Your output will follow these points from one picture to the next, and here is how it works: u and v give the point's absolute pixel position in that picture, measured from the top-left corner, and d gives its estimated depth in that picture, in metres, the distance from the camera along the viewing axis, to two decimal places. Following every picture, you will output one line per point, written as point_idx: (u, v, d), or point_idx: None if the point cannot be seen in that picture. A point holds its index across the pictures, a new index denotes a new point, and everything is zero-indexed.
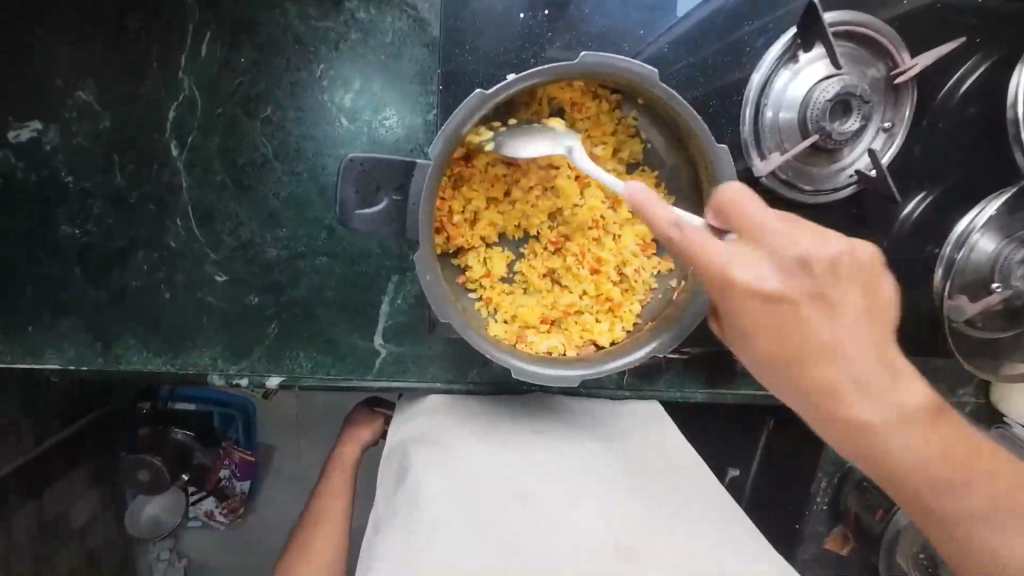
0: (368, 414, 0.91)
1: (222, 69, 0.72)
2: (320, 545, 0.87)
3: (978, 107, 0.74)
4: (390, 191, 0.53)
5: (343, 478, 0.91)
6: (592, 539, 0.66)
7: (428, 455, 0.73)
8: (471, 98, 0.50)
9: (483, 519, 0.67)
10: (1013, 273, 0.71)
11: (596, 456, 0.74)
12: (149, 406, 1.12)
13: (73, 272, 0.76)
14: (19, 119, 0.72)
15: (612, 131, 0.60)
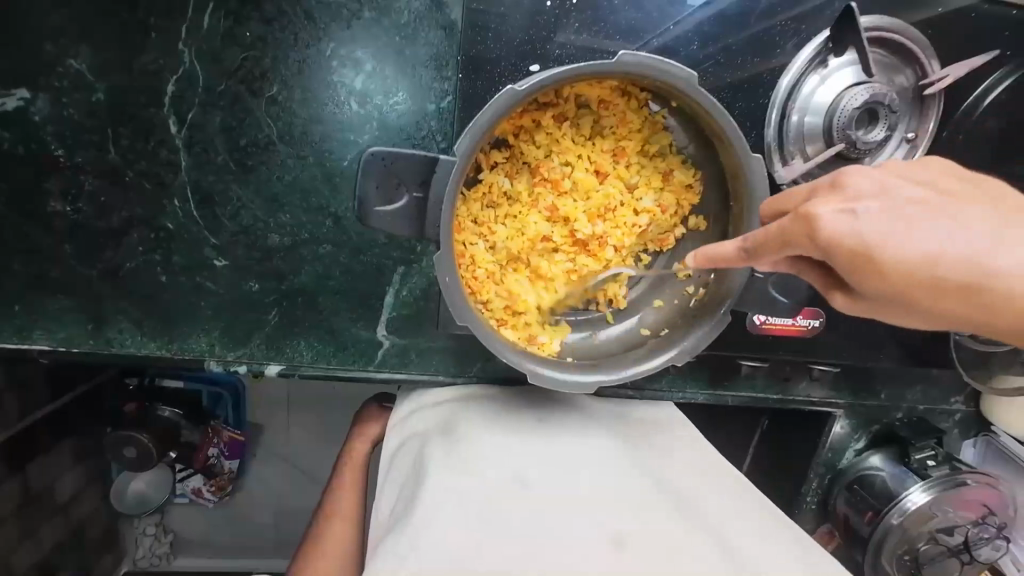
0: (377, 410, 0.91)
1: (226, 41, 0.68)
2: (331, 544, 0.86)
3: (998, 120, 0.73)
4: (412, 188, 0.50)
5: (354, 478, 0.89)
6: (595, 534, 0.63)
7: (431, 446, 0.72)
8: (500, 92, 0.48)
9: (492, 508, 0.65)
10: None
11: (598, 451, 0.73)
12: (135, 382, 1.10)
13: (62, 251, 0.73)
14: (4, 87, 0.67)
15: (638, 130, 0.57)
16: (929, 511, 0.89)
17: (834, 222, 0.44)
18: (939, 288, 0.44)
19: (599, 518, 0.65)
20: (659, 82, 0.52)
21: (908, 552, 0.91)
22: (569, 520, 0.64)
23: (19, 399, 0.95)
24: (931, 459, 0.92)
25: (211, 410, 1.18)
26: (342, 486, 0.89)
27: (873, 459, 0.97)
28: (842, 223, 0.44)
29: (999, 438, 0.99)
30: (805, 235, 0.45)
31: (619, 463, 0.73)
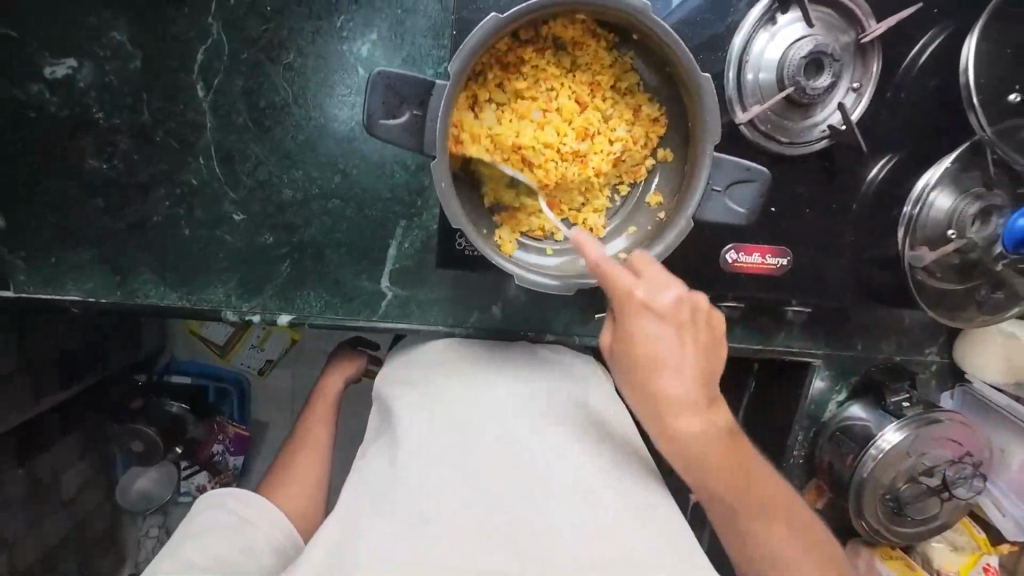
0: (350, 353, 1.05)
1: (249, 15, 0.77)
2: (300, 471, 0.91)
3: (937, 78, 0.82)
4: (413, 106, 0.58)
5: (325, 411, 1.00)
6: (576, 501, 0.67)
7: (417, 408, 0.75)
8: (486, 22, 0.56)
9: (462, 466, 0.68)
10: (967, 226, 0.80)
11: (573, 414, 0.77)
12: (145, 377, 1.27)
13: (96, 205, 0.81)
14: (55, 57, 0.76)
15: (610, 67, 0.65)
16: (906, 450, 0.94)
17: (657, 330, 0.63)
18: (676, 460, 0.66)
19: (582, 483, 0.68)
20: (623, 18, 0.60)
21: (890, 493, 0.96)
22: (545, 488, 0.67)
23: (30, 383, 1.02)
24: (906, 401, 0.96)
25: (216, 405, 1.32)
26: (313, 419, 0.98)
27: (853, 409, 0.99)
28: (675, 385, 0.64)
29: (974, 389, 1.02)
30: (647, 357, 0.64)
31: (601, 427, 0.77)
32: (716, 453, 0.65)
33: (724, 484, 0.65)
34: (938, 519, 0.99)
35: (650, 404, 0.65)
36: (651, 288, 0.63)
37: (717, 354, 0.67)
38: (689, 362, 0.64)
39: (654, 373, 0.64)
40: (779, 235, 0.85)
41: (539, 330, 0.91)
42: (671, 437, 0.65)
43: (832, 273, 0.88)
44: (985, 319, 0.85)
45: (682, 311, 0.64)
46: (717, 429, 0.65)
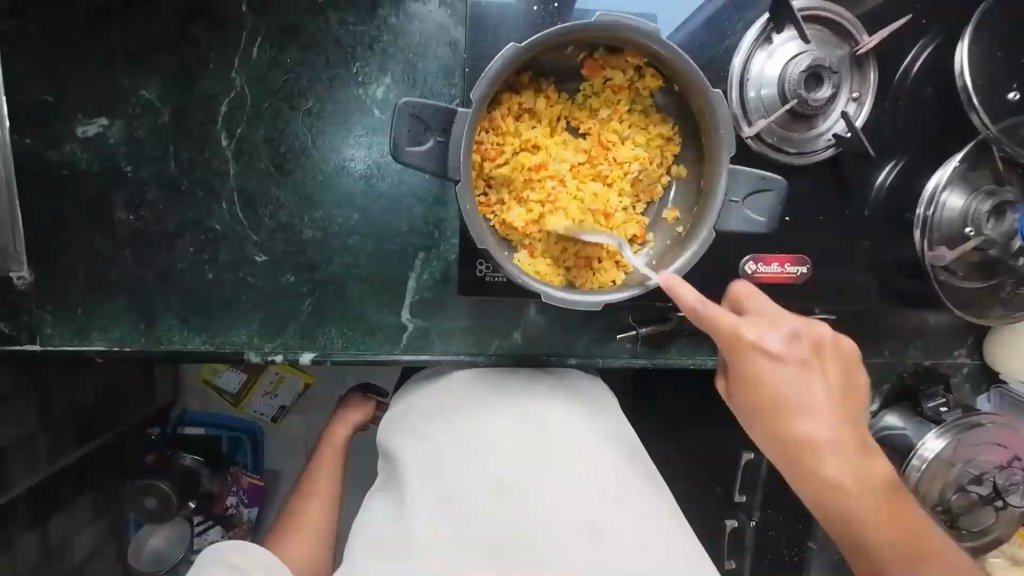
0: (361, 397, 1.03)
1: (270, 67, 0.81)
2: (310, 518, 0.91)
3: (933, 85, 0.85)
4: (435, 133, 0.60)
5: (335, 458, 0.98)
6: (581, 529, 0.69)
7: (417, 448, 0.77)
8: (504, 52, 0.59)
9: (467, 500, 0.71)
10: (984, 223, 0.80)
11: (575, 439, 0.78)
12: (158, 431, 1.24)
13: (123, 255, 0.82)
14: (87, 117, 0.80)
15: (628, 87, 0.67)
16: (950, 458, 0.90)
17: (773, 370, 0.65)
18: (801, 458, 0.66)
19: (586, 511, 0.71)
20: (635, 41, 0.63)
21: (941, 505, 0.91)
22: (549, 518, 0.70)
23: (48, 440, 1.02)
24: (944, 406, 0.94)
25: (230, 455, 1.30)
26: (320, 466, 0.97)
27: (889, 418, 0.96)
28: (833, 458, 0.66)
29: (1013, 389, 1.00)
30: (766, 399, 0.66)
31: (601, 444, 0.78)
32: (866, 496, 0.67)
33: (849, 459, 0.66)
34: (994, 531, 0.94)
35: (760, 415, 0.67)
36: (759, 333, 0.66)
37: (854, 382, 0.68)
38: (834, 407, 0.66)
39: (790, 421, 0.66)
40: (796, 243, 0.85)
41: (561, 354, 0.90)
42: (794, 447, 0.66)
43: (851, 279, 0.88)
44: (1007, 317, 0.85)
45: (802, 347, 0.66)
46: (871, 474, 0.67)
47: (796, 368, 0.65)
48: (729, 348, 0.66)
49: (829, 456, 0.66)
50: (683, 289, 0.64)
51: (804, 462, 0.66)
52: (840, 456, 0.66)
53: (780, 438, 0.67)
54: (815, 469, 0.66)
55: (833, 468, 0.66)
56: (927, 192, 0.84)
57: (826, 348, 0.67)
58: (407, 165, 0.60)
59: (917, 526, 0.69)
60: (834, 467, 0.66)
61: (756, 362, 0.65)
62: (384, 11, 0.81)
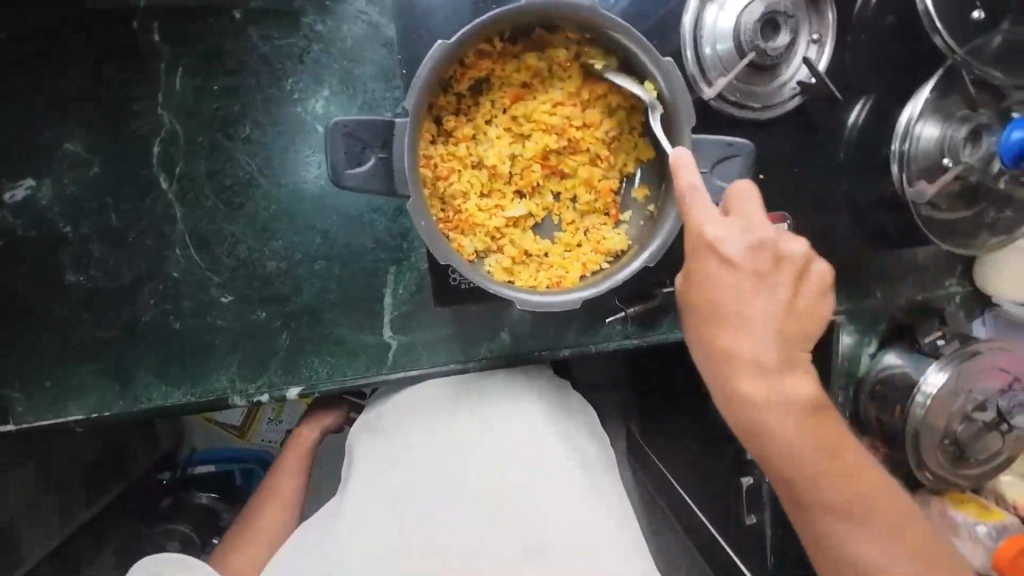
0: (333, 400, 1.02)
1: (198, 97, 0.75)
2: (267, 519, 0.91)
3: (894, 14, 0.81)
4: (377, 150, 0.56)
5: (300, 461, 0.98)
6: (537, 539, 0.77)
7: (381, 458, 0.83)
8: (434, 51, 0.55)
9: (419, 510, 0.78)
10: (961, 151, 0.77)
11: (536, 452, 0.82)
12: (169, 475, 1.26)
13: (83, 318, 0.79)
14: (13, 181, 0.74)
15: (575, 65, 0.64)
16: (952, 389, 0.89)
17: (727, 276, 0.61)
18: (725, 347, 0.63)
19: (544, 522, 0.78)
20: (573, 18, 0.59)
21: (948, 436, 0.91)
22: (496, 530, 0.76)
23: (55, 503, 1.04)
24: (941, 339, 0.93)
25: (247, 486, 1.27)
26: (284, 469, 0.97)
27: (889, 358, 0.95)
28: (755, 373, 0.63)
29: (1005, 310, 0.99)
30: (705, 317, 0.63)
31: (562, 447, 0.84)
32: (774, 420, 0.64)
33: (809, 362, 0.65)
34: (1002, 454, 0.95)
35: (711, 316, 0.63)
36: (721, 236, 0.60)
37: (810, 316, 0.65)
38: (779, 325, 0.62)
39: (720, 333, 0.63)
40: (774, 199, 0.82)
41: (553, 346, 0.88)
42: (722, 328, 0.63)
43: (833, 226, 0.86)
44: (1000, 242, 0.83)
45: (765, 259, 0.62)
46: (789, 385, 0.64)
47: (770, 262, 0.62)
48: (686, 253, 0.63)
49: (769, 359, 0.63)
50: (689, 166, 0.59)
51: (723, 370, 0.64)
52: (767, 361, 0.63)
53: (718, 358, 0.64)
54: (734, 370, 0.63)
55: (761, 368, 0.63)
56: (901, 128, 0.80)
57: (801, 270, 0.64)
58: (352, 190, 0.56)
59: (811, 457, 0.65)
60: (761, 361, 0.63)
61: (705, 233, 0.61)
62: (308, 18, 0.76)
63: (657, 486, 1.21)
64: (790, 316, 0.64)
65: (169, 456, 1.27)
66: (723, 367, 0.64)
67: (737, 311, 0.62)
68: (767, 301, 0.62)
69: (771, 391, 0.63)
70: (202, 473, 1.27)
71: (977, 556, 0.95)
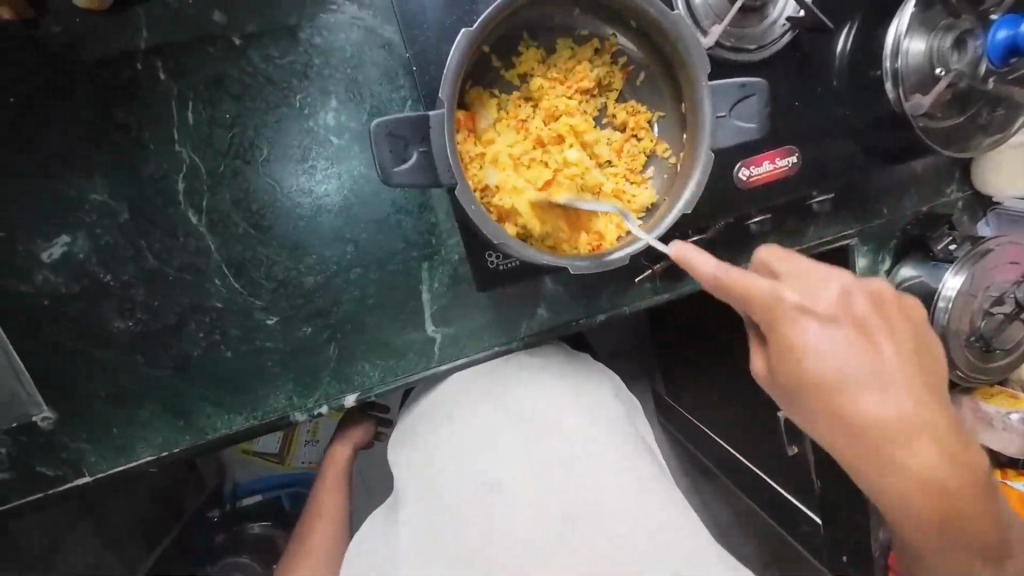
0: (359, 415, 1.08)
1: (211, 127, 0.77)
2: (317, 539, 0.92)
3: None
4: (417, 144, 0.58)
5: (337, 476, 1.03)
6: (570, 506, 0.73)
7: (419, 460, 0.82)
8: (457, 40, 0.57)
9: (450, 506, 0.75)
10: (949, 58, 0.81)
11: (563, 430, 0.80)
12: (219, 511, 1.29)
13: (137, 362, 0.80)
14: (47, 239, 0.75)
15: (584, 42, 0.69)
16: (971, 291, 0.93)
17: (821, 337, 0.64)
18: (825, 390, 0.64)
19: (578, 493, 0.74)
20: None
21: (974, 335, 0.95)
22: (524, 514, 0.72)
23: (121, 558, 1.09)
24: (953, 244, 0.97)
25: (295, 509, 1.32)
26: (324, 486, 1.01)
27: (905, 272, 0.99)
28: (878, 399, 0.63)
29: (1007, 207, 1.04)
30: (823, 371, 0.63)
31: (589, 422, 0.82)
32: (914, 443, 0.64)
33: (918, 352, 0.67)
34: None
35: (800, 366, 0.64)
36: (802, 296, 0.65)
37: (923, 347, 0.68)
38: (904, 372, 0.65)
39: (841, 391, 0.63)
40: (777, 135, 0.85)
41: (589, 313, 0.91)
42: (819, 380, 0.64)
43: (836, 153, 0.89)
44: (995, 140, 0.87)
45: (855, 303, 0.66)
46: (904, 402, 0.64)
47: (848, 317, 0.65)
48: (769, 314, 0.65)
49: (859, 367, 0.64)
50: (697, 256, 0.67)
51: (830, 406, 0.64)
52: (882, 395, 0.63)
53: (819, 408, 0.65)
54: (848, 416, 0.64)
55: (872, 407, 0.63)
56: (888, 46, 0.83)
57: (886, 302, 0.68)
58: (400, 186, 0.59)
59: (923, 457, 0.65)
60: (870, 399, 0.63)
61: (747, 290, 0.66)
62: (305, 32, 0.77)
63: (697, 435, 1.25)
64: (872, 325, 0.65)
65: (216, 493, 1.31)
66: (834, 413, 0.64)
67: (823, 364, 0.63)
68: (864, 315, 0.66)
69: (881, 434, 0.64)
70: (250, 503, 1.31)
71: (1012, 442, 1.00)
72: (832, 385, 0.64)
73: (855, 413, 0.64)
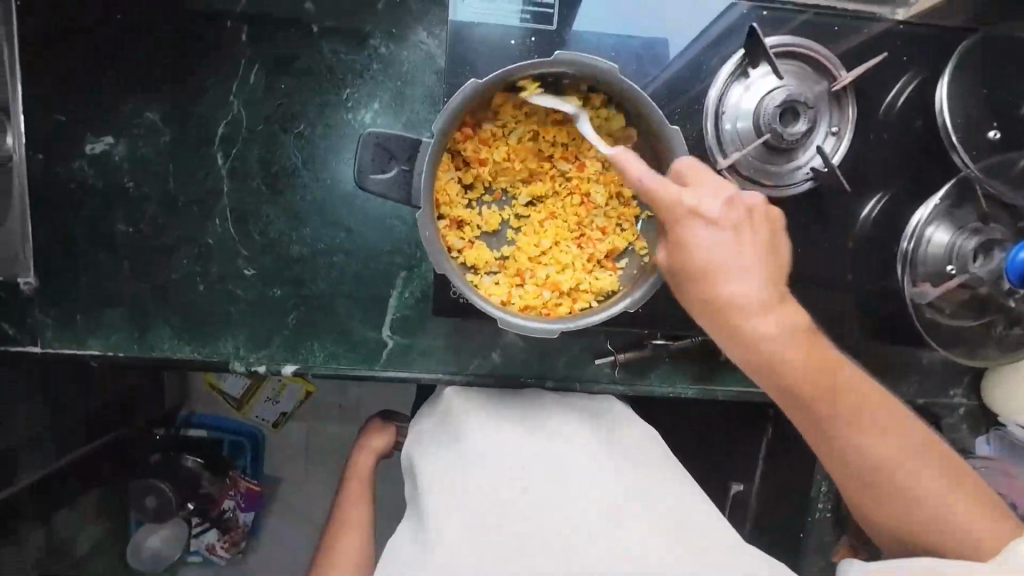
0: (381, 423, 1.09)
1: (265, 92, 0.85)
2: (347, 550, 0.98)
3: (921, 119, 0.84)
4: (401, 162, 0.69)
5: (360, 484, 1.05)
6: (604, 504, 0.73)
7: (446, 465, 0.79)
8: (465, 88, 0.64)
9: (495, 500, 0.73)
10: (968, 259, 0.78)
11: (593, 443, 0.82)
12: (163, 432, 1.31)
13: (121, 265, 0.87)
14: (96, 135, 0.85)
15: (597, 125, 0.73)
16: None
17: (714, 239, 0.66)
18: (716, 302, 0.66)
19: (612, 494, 0.75)
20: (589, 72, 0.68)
21: None
22: (564, 508, 0.72)
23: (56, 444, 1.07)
24: None
25: (233, 459, 1.36)
26: (351, 494, 1.04)
27: None
28: (743, 284, 0.66)
29: (1012, 432, 0.94)
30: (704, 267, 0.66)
31: (609, 441, 0.83)
32: (795, 358, 0.66)
33: (774, 258, 0.68)
34: None
35: (693, 271, 0.66)
36: (698, 201, 0.66)
37: (781, 247, 0.69)
38: (759, 259, 0.66)
39: (718, 280, 0.66)
40: None
41: (540, 376, 0.90)
42: (705, 289, 0.66)
43: (832, 313, 0.87)
44: (1004, 358, 0.82)
45: (736, 212, 0.67)
46: (774, 310, 0.66)
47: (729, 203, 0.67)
48: (671, 215, 0.66)
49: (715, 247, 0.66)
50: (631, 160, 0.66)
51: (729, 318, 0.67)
52: (744, 275, 0.66)
53: (725, 312, 0.66)
54: (742, 320, 0.66)
55: (737, 285, 0.66)
56: (908, 228, 0.83)
57: (756, 213, 0.68)
58: (371, 191, 0.68)
59: (805, 376, 0.67)
60: (737, 284, 0.66)
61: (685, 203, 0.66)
62: (374, 40, 0.85)
63: None
64: (732, 211, 0.67)
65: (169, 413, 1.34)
66: (749, 345, 0.67)
67: (697, 264, 0.66)
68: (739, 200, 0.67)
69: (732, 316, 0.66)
70: (194, 436, 1.35)
71: None
72: (746, 303, 0.66)
73: (748, 328, 0.66)
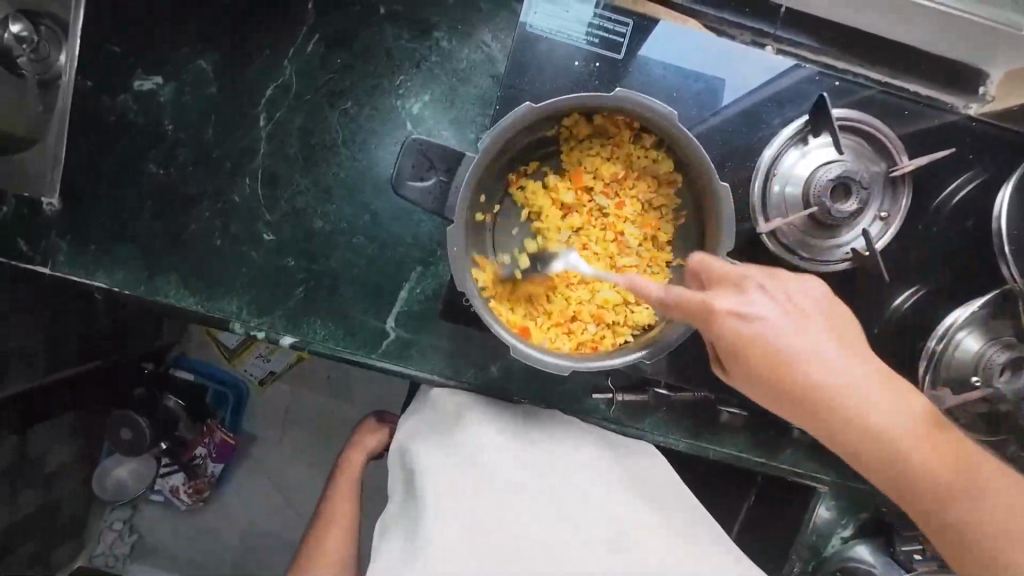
0: (376, 423, 1.08)
1: (320, 63, 0.84)
2: (331, 547, 1.00)
3: (974, 220, 0.82)
4: (438, 170, 0.71)
5: (349, 482, 1.04)
6: (607, 517, 0.76)
7: (443, 461, 0.79)
8: (519, 110, 0.65)
9: (500, 503, 0.75)
10: (994, 374, 0.75)
11: (595, 457, 0.82)
12: (152, 367, 1.28)
13: (144, 205, 0.87)
14: (146, 73, 0.85)
15: (643, 166, 0.73)
16: None
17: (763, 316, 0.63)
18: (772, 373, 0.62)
19: (613, 509, 0.78)
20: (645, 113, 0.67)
21: None
22: (565, 521, 0.75)
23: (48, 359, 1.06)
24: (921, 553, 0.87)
25: (214, 408, 1.38)
26: (338, 491, 1.04)
27: (861, 550, 0.89)
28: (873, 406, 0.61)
29: None
30: (767, 361, 0.62)
31: (610, 455, 0.84)
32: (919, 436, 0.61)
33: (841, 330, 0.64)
34: None
35: (762, 363, 0.63)
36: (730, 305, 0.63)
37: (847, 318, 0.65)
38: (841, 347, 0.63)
39: (790, 368, 0.62)
40: None
41: (535, 399, 0.88)
42: (797, 395, 0.62)
43: None
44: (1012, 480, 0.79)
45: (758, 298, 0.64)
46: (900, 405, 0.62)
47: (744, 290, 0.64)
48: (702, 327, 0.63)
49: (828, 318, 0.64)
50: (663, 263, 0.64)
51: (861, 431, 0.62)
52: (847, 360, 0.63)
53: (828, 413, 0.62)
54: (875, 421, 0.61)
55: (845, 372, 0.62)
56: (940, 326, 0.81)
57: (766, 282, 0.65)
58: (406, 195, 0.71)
59: (904, 444, 0.61)
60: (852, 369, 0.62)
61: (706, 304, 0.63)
62: (438, 33, 0.84)
63: None
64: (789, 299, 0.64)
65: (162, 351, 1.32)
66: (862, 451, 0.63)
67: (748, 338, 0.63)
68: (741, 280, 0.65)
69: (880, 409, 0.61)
70: (181, 378, 1.34)
71: None
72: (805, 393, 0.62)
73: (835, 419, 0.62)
